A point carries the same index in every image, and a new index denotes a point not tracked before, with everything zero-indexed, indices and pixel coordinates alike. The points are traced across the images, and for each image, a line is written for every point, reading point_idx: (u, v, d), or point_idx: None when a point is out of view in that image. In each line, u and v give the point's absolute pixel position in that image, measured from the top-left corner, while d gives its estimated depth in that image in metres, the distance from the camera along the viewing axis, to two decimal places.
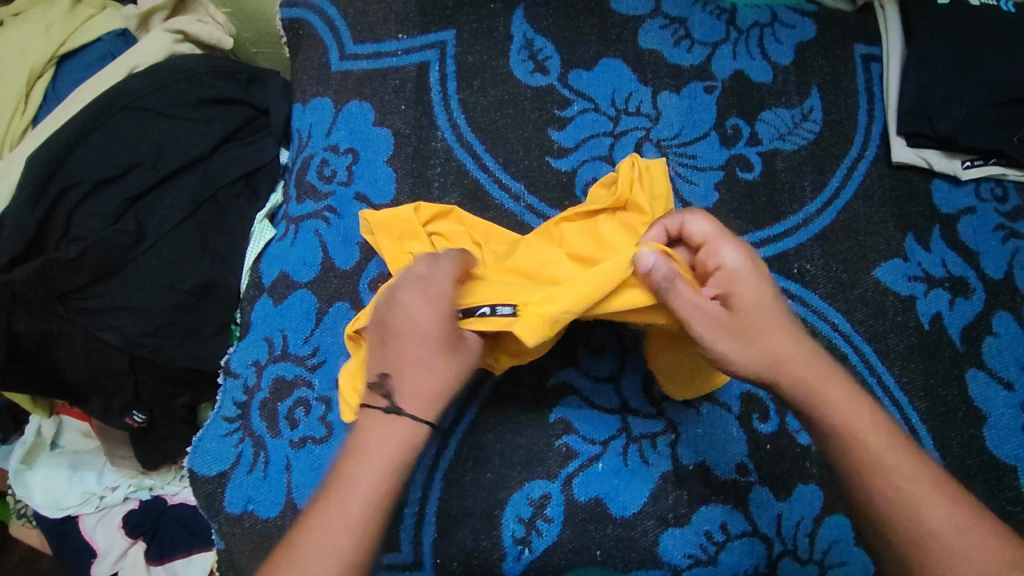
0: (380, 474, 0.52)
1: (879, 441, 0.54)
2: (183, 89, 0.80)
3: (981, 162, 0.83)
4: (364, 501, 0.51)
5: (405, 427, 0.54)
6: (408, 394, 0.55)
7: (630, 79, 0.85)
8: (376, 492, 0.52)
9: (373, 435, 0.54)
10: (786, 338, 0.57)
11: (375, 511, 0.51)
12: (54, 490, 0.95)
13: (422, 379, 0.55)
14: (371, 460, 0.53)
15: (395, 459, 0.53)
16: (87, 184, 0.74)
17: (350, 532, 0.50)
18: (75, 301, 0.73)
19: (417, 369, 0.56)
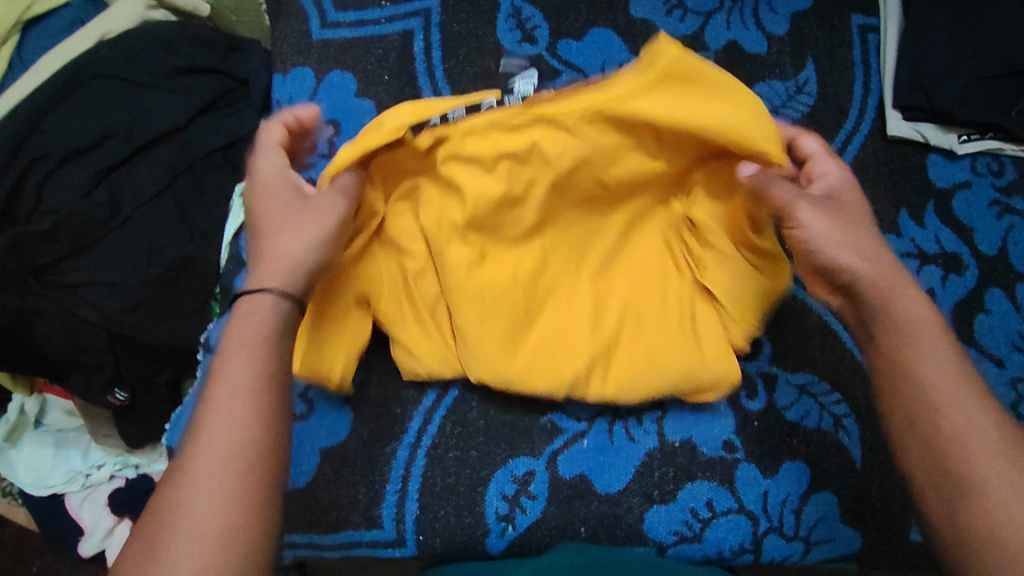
0: (248, 354, 0.51)
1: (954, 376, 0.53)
2: (157, 56, 0.78)
3: (977, 136, 0.81)
4: (237, 385, 0.49)
5: (268, 304, 0.54)
6: (261, 268, 0.56)
7: (620, 50, 0.83)
8: (252, 375, 0.50)
9: (243, 319, 0.53)
10: (870, 241, 0.59)
11: (250, 390, 0.49)
12: (38, 468, 0.94)
13: (276, 244, 0.57)
14: (249, 331, 0.52)
15: (255, 337, 0.52)
16: (59, 155, 0.71)
17: (225, 420, 0.48)
18: (50, 276, 0.71)
19: (268, 239, 0.57)
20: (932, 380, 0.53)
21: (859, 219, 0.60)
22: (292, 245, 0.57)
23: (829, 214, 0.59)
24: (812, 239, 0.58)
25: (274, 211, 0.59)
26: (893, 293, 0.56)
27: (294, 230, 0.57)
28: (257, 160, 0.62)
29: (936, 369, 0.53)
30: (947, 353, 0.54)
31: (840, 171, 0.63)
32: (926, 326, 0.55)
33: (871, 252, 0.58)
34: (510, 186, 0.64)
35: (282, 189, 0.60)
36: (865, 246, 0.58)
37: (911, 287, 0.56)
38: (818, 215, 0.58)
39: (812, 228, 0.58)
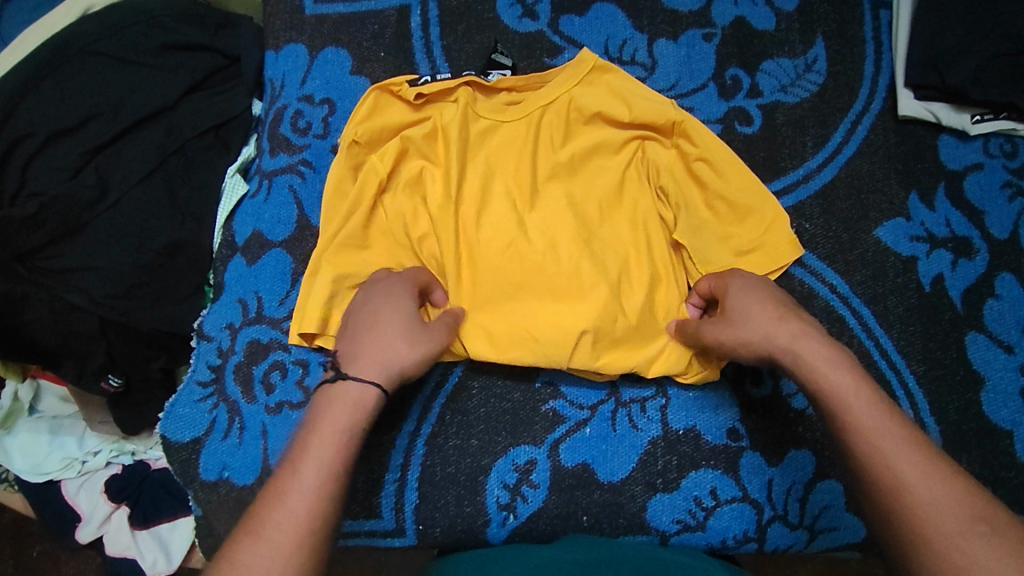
0: (333, 449, 0.49)
1: (872, 427, 0.51)
2: (143, 32, 0.75)
3: (991, 116, 0.78)
4: (323, 467, 0.48)
5: (372, 396, 0.53)
6: (372, 363, 0.54)
7: (625, 26, 0.80)
8: (338, 459, 0.49)
9: (325, 411, 0.52)
10: (759, 318, 0.59)
11: (332, 477, 0.48)
12: (33, 454, 0.93)
13: (385, 351, 0.56)
14: (334, 424, 0.51)
15: (345, 424, 0.51)
16: (41, 135, 0.69)
17: (306, 497, 0.47)
18: (38, 262, 0.69)
19: (376, 342, 0.56)
20: (864, 440, 0.50)
21: (757, 303, 0.60)
22: (403, 355, 0.56)
23: (730, 315, 0.61)
24: (732, 343, 0.60)
25: (394, 321, 0.58)
26: (805, 362, 0.56)
27: (406, 341, 0.57)
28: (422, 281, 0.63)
29: (862, 427, 0.51)
30: (877, 417, 0.51)
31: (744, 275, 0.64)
32: (847, 389, 0.53)
33: (776, 331, 0.58)
34: (489, 160, 0.71)
35: (403, 311, 0.58)
36: (769, 325, 0.58)
37: (820, 349, 0.56)
38: (724, 326, 0.61)
39: (733, 331, 0.60)
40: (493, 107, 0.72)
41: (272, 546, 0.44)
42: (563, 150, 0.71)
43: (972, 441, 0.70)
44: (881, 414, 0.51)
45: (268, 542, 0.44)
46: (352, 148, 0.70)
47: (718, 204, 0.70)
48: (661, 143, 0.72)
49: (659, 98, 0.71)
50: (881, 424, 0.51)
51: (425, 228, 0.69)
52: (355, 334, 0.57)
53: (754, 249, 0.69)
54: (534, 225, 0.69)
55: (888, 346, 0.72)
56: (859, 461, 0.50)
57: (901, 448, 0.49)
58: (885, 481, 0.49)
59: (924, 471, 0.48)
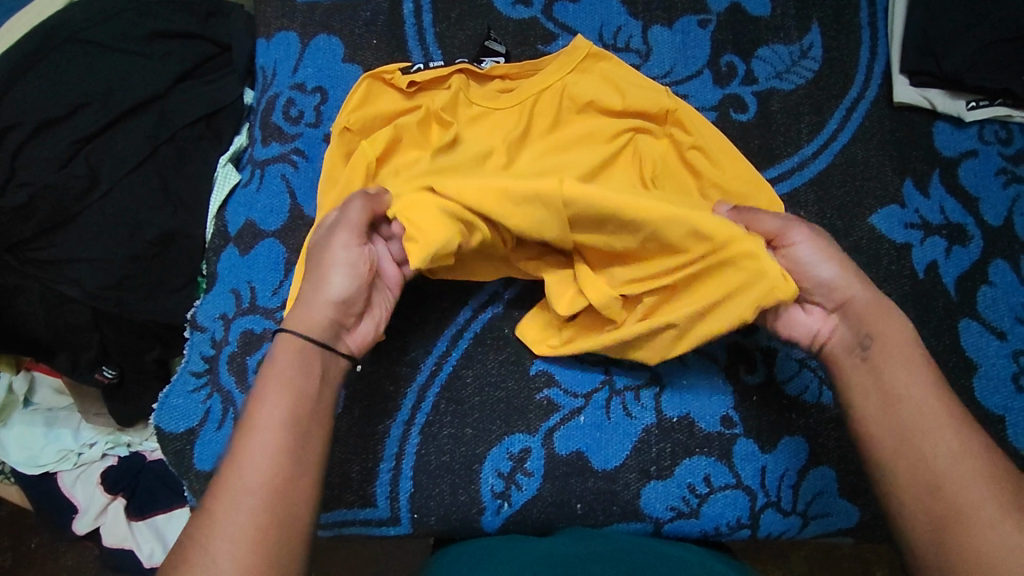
0: (273, 397, 0.52)
1: (935, 407, 0.54)
2: (133, 20, 0.74)
3: (986, 102, 0.78)
4: (262, 434, 0.51)
5: (287, 346, 0.55)
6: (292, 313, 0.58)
7: (619, 12, 0.79)
8: (275, 418, 0.51)
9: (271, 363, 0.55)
10: (847, 266, 0.61)
11: (275, 434, 0.51)
12: (30, 446, 0.92)
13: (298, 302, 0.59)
14: (274, 376, 0.54)
15: (283, 382, 0.53)
16: (30, 125, 0.68)
17: (267, 454, 0.50)
18: (29, 253, 0.69)
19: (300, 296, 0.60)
20: (920, 400, 0.54)
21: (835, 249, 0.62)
22: (308, 296, 0.58)
23: (814, 237, 0.61)
24: (800, 263, 0.60)
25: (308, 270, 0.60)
26: (872, 315, 0.58)
27: (308, 283, 0.59)
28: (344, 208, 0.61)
29: (920, 391, 0.54)
30: (927, 380, 0.55)
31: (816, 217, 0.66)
32: (907, 352, 0.56)
33: (852, 281, 0.60)
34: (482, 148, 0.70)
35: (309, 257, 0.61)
36: (844, 270, 0.60)
37: (888, 310, 0.58)
38: (813, 242, 0.60)
39: (809, 252, 0.60)
40: (487, 94, 0.72)
41: (229, 515, 0.47)
42: (554, 137, 0.71)
43: None
44: (933, 381, 0.55)
45: (220, 511, 0.48)
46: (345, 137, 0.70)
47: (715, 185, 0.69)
48: (654, 132, 0.72)
49: (654, 87, 0.71)
50: (936, 390, 0.54)
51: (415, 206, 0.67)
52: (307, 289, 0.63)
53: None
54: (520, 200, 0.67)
55: None
56: (922, 422, 0.53)
57: (953, 415, 0.53)
58: (939, 445, 0.52)
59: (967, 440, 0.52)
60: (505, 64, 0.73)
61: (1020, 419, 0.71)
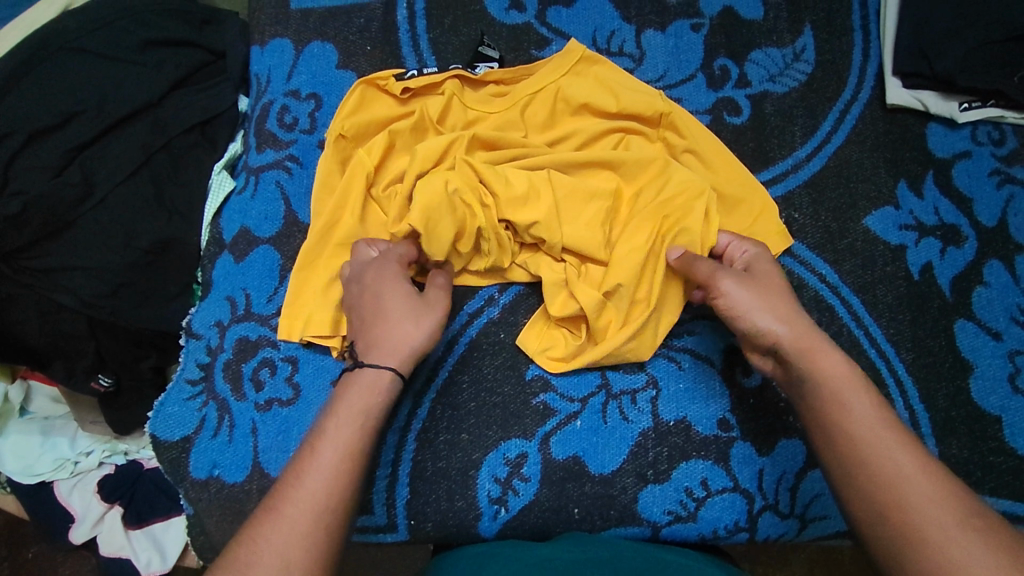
0: (353, 427, 0.51)
1: (878, 431, 0.51)
2: (126, 28, 0.74)
3: (978, 103, 0.78)
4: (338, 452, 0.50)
5: (385, 385, 0.54)
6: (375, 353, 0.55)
7: (612, 16, 0.80)
8: (355, 440, 0.51)
9: (344, 395, 0.53)
10: (781, 303, 0.58)
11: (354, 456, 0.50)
12: (26, 456, 0.92)
13: (391, 335, 0.56)
14: (346, 409, 0.52)
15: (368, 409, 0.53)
16: (23, 134, 0.68)
17: (321, 476, 0.48)
18: (23, 261, 0.69)
19: (382, 328, 0.57)
20: (857, 435, 0.51)
21: (774, 286, 0.60)
22: (410, 336, 0.56)
23: (742, 279, 0.60)
24: (734, 305, 0.59)
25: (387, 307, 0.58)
26: (804, 352, 0.56)
27: (411, 321, 0.57)
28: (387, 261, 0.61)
29: (863, 420, 0.52)
30: (869, 411, 0.52)
31: (757, 248, 0.65)
32: (847, 383, 0.54)
33: (792, 320, 0.57)
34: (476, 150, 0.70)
35: (403, 288, 0.59)
36: (782, 308, 0.58)
37: (826, 344, 0.56)
38: (741, 285, 0.59)
39: (744, 297, 0.59)
40: (480, 99, 0.72)
41: (296, 523, 0.45)
42: (547, 139, 0.72)
43: (961, 428, 0.71)
44: (874, 413, 0.52)
45: (287, 519, 0.46)
46: (339, 142, 0.70)
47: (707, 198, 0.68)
48: (647, 135, 0.72)
49: (646, 89, 0.72)
50: (878, 421, 0.52)
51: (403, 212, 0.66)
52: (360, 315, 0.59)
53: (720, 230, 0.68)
54: (510, 203, 0.67)
55: (879, 336, 0.72)
56: (862, 454, 0.50)
57: (898, 442, 0.50)
58: (882, 474, 0.49)
59: (914, 465, 0.49)
60: (499, 69, 0.74)
61: (1017, 419, 0.71)
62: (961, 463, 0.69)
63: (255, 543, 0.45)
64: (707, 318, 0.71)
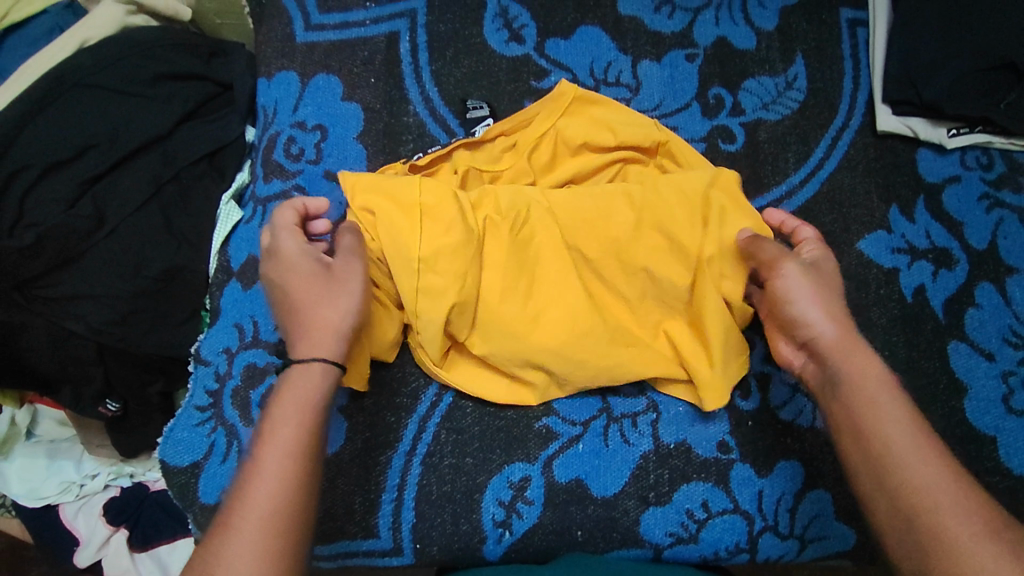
0: (290, 423, 0.52)
1: (901, 436, 0.53)
2: (137, 63, 0.76)
3: (966, 130, 0.81)
4: (271, 471, 0.50)
5: (304, 368, 0.55)
6: (297, 344, 0.56)
7: (609, 48, 0.82)
8: (295, 447, 0.51)
9: (282, 392, 0.54)
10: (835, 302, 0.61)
11: (295, 471, 0.50)
12: (31, 479, 0.93)
13: (302, 324, 0.57)
14: (285, 408, 0.53)
15: (302, 415, 0.53)
16: (38, 168, 0.70)
17: (271, 483, 0.49)
18: (36, 291, 0.70)
19: (291, 316, 0.58)
20: (895, 433, 0.53)
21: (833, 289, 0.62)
22: (323, 318, 0.57)
23: (810, 272, 0.62)
24: (787, 291, 0.61)
25: (293, 296, 0.58)
26: (850, 347, 0.58)
27: (314, 305, 0.57)
28: (281, 240, 0.60)
29: (897, 422, 0.53)
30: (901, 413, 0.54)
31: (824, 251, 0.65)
32: (875, 388, 0.56)
33: (845, 321, 0.60)
34: None
35: (297, 270, 0.58)
36: (836, 307, 0.60)
37: (864, 347, 0.58)
38: (814, 280, 0.61)
39: (809, 288, 0.60)
40: (489, 156, 0.74)
41: (247, 536, 0.47)
42: (556, 183, 0.74)
43: (957, 448, 0.72)
44: (904, 414, 0.54)
45: (238, 533, 0.47)
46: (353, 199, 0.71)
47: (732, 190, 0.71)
48: (644, 163, 0.75)
49: (638, 116, 0.75)
50: (906, 425, 0.53)
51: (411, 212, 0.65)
52: (274, 302, 0.60)
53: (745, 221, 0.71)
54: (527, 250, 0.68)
55: None
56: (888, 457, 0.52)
57: (922, 448, 0.52)
58: (908, 476, 0.51)
59: (938, 469, 0.51)
60: (497, 124, 0.75)
61: (1011, 439, 0.72)
62: None
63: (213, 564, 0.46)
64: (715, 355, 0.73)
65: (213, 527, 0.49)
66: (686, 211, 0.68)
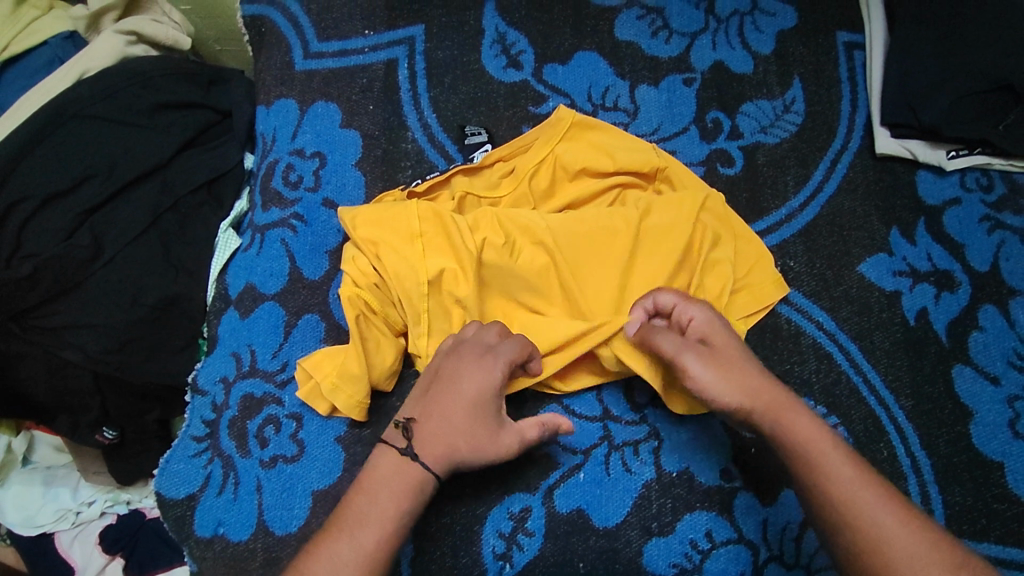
0: (386, 515, 0.53)
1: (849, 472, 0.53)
2: (136, 93, 0.77)
3: (965, 151, 0.81)
4: (357, 555, 0.51)
5: (415, 476, 0.55)
6: (424, 447, 0.56)
7: (607, 73, 0.82)
8: (380, 540, 0.52)
9: (385, 479, 0.55)
10: (740, 368, 0.58)
11: (378, 557, 0.52)
12: (28, 507, 0.92)
13: (443, 436, 0.56)
14: (385, 499, 0.54)
15: (395, 511, 0.53)
16: (37, 199, 0.70)
17: (357, 564, 0.51)
18: (33, 321, 0.70)
19: (437, 416, 0.57)
20: (847, 474, 0.53)
21: (736, 358, 0.59)
22: (462, 451, 0.56)
23: (708, 363, 0.59)
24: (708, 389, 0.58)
25: (454, 410, 0.57)
26: (777, 405, 0.57)
27: (470, 441, 0.57)
28: (492, 365, 0.59)
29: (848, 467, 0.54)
30: (853, 472, 0.53)
31: (705, 311, 0.63)
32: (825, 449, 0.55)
33: (751, 389, 0.57)
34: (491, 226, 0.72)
35: (483, 401, 0.58)
36: (742, 371, 0.58)
37: (790, 401, 0.57)
38: (703, 365, 0.58)
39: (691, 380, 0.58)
40: (488, 182, 0.74)
41: None
42: (556, 207, 0.73)
43: (964, 474, 0.71)
44: (842, 451, 0.55)
45: None
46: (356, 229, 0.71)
47: (727, 214, 0.73)
48: (643, 187, 0.75)
49: (636, 140, 0.75)
50: (857, 483, 0.53)
51: (409, 242, 0.66)
52: (439, 383, 0.59)
53: (737, 245, 0.73)
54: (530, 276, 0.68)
55: (877, 383, 0.73)
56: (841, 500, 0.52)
57: (876, 504, 0.52)
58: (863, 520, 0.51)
59: (897, 515, 0.52)
60: (496, 149, 0.75)
61: (1019, 465, 0.71)
62: (966, 510, 0.69)
63: None
64: None
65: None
66: (680, 232, 0.70)
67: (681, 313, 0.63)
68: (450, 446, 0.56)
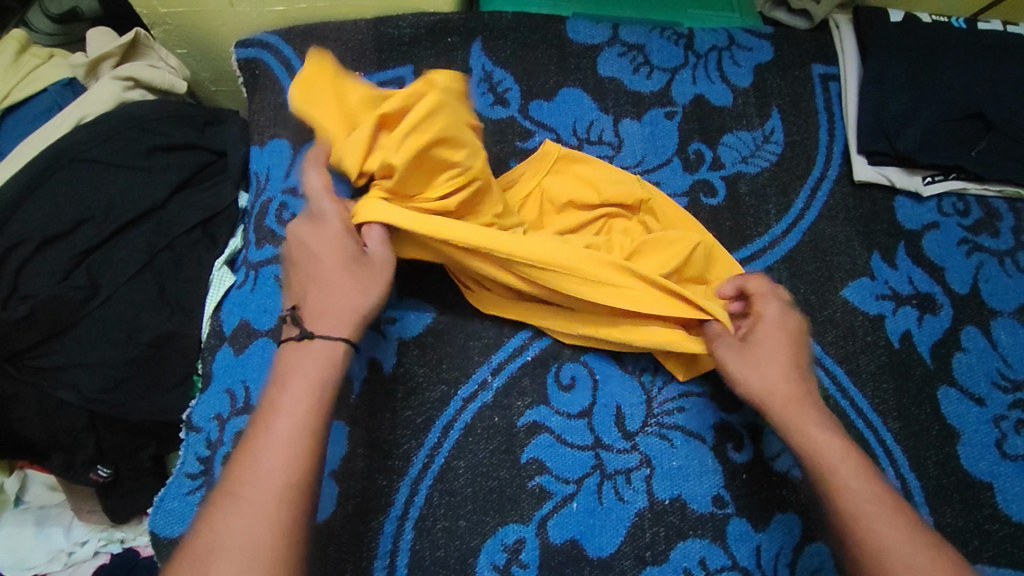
0: (297, 391, 0.54)
1: (861, 489, 0.57)
2: (134, 137, 0.79)
3: (941, 177, 0.83)
4: (279, 438, 0.52)
5: (322, 345, 0.56)
6: (315, 317, 0.58)
7: (591, 108, 0.85)
8: (297, 413, 0.53)
9: (291, 365, 0.56)
10: (775, 373, 0.64)
11: (302, 431, 0.53)
12: (18, 549, 0.90)
13: (327, 297, 0.58)
14: (294, 379, 0.55)
15: (309, 385, 0.55)
16: (35, 242, 0.71)
17: (279, 443, 0.52)
18: (27, 361, 0.71)
19: (317, 287, 0.59)
20: (856, 488, 0.57)
21: (771, 357, 0.65)
22: (352, 297, 0.59)
23: (744, 353, 0.66)
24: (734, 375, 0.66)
25: (323, 271, 0.59)
26: (798, 418, 0.62)
27: (354, 286, 0.59)
28: (322, 209, 0.62)
29: (862, 485, 0.57)
30: (866, 484, 0.57)
31: (779, 308, 0.68)
32: (841, 459, 0.59)
33: (771, 379, 0.64)
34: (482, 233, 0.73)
35: (339, 255, 0.59)
36: (773, 373, 0.64)
37: (815, 415, 0.62)
38: (736, 357, 0.66)
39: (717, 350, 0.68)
40: None
41: (255, 496, 0.50)
42: None
43: (955, 495, 0.71)
44: (862, 471, 0.58)
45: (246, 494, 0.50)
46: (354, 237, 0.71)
47: (712, 253, 0.74)
48: (628, 219, 0.77)
49: (618, 171, 0.78)
50: (868, 496, 0.57)
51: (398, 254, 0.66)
52: (299, 262, 0.61)
53: (712, 280, 0.75)
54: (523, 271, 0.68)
55: (864, 405, 0.74)
56: (845, 511, 0.57)
57: (883, 518, 0.55)
58: (866, 535, 0.55)
59: (905, 534, 0.54)
60: None
61: (1007, 484, 0.72)
62: (958, 531, 0.69)
63: (222, 520, 0.49)
64: (695, 395, 0.73)
65: (224, 483, 0.52)
66: (667, 252, 0.71)
67: (758, 302, 0.69)
68: (337, 295, 0.58)
